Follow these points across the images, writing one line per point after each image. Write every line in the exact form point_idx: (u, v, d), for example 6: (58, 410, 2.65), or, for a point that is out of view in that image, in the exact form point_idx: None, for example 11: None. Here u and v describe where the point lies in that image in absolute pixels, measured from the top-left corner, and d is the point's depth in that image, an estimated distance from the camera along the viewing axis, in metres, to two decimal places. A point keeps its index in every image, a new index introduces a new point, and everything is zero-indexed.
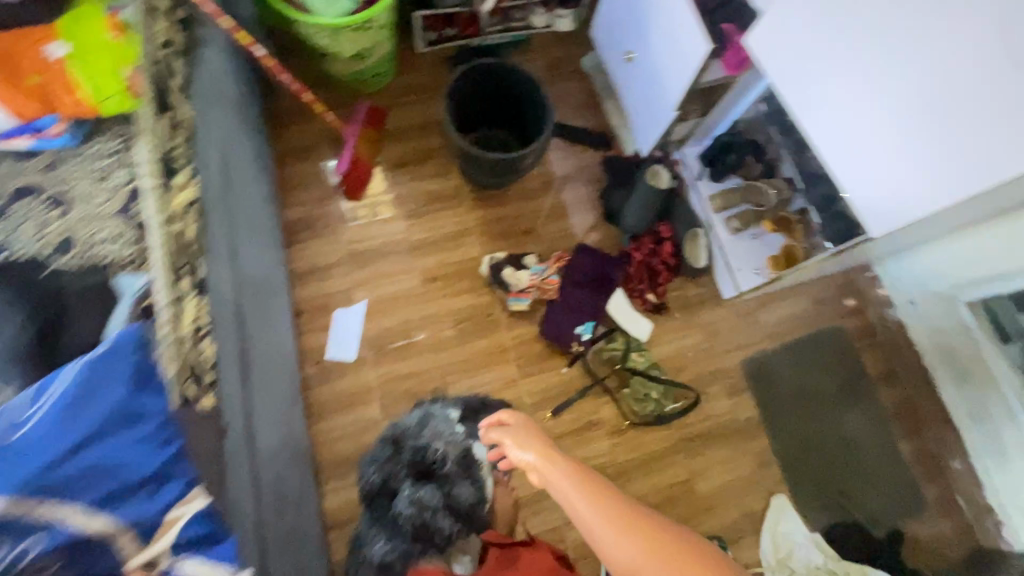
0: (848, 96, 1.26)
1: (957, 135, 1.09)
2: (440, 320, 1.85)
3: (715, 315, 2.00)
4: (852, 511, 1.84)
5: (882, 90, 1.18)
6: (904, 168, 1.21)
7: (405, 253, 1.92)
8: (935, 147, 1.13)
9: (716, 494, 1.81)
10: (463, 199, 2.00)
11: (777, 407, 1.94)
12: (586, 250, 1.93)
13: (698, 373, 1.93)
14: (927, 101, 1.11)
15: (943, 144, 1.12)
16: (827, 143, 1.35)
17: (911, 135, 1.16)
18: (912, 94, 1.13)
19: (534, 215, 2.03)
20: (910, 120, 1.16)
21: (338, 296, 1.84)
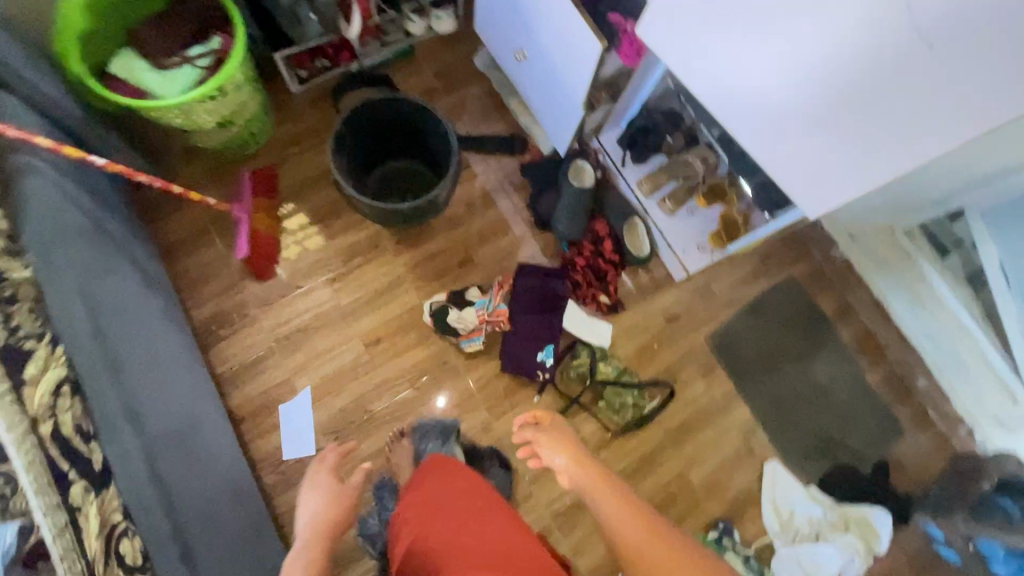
0: (752, 89, 1.17)
1: (878, 114, 1.01)
2: (394, 385, 1.73)
3: (671, 297, 1.94)
4: (837, 454, 1.89)
5: (784, 81, 1.10)
6: (831, 149, 1.11)
7: (338, 321, 1.76)
8: (861, 125, 1.04)
9: (713, 478, 1.81)
10: (385, 245, 1.84)
11: (749, 372, 1.93)
12: (527, 270, 1.82)
13: (669, 362, 1.89)
14: (831, 90, 1.04)
15: (861, 128, 1.04)
16: (741, 137, 1.27)
17: (823, 126, 1.09)
18: (822, 76, 1.03)
19: (465, 243, 1.89)
20: (829, 100, 1.06)
21: (277, 389, 1.68)
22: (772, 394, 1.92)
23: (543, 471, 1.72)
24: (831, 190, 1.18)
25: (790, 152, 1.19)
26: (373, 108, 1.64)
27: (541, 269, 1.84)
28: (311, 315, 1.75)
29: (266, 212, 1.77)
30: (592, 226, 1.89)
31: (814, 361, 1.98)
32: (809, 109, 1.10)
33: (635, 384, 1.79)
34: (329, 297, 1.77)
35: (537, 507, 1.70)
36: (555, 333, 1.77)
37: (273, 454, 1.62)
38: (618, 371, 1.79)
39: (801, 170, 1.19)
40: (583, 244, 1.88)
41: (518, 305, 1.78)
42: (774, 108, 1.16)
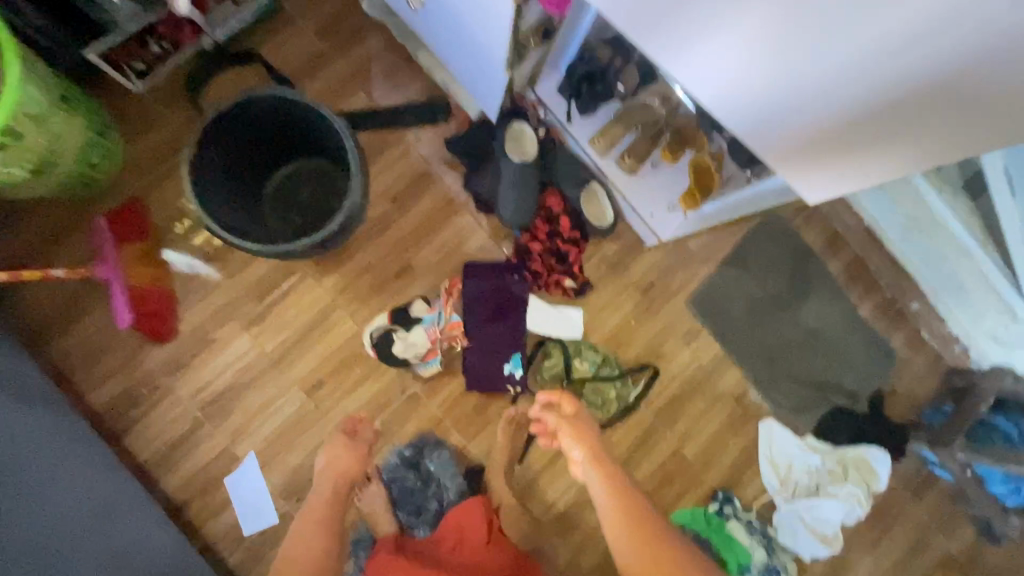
0: (740, 70, 0.88)
1: (923, 102, 0.77)
2: (349, 428, 1.52)
3: (645, 265, 1.72)
4: (833, 397, 1.80)
5: (790, 63, 0.82)
6: (850, 140, 0.88)
7: (268, 370, 1.50)
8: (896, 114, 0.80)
9: (708, 450, 1.72)
10: (306, 269, 1.54)
11: (737, 328, 1.77)
12: (475, 273, 1.57)
13: (649, 338, 1.71)
14: (858, 76, 0.78)
15: (894, 117, 0.81)
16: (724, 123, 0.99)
17: (837, 113, 0.85)
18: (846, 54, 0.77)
19: (399, 247, 1.59)
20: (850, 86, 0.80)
21: (217, 463, 1.46)
22: (762, 349, 1.78)
23: (531, 482, 1.61)
24: (847, 178, 0.96)
25: (795, 139, 0.94)
26: (229, 118, 1.28)
27: (492, 267, 1.59)
28: (236, 370, 1.49)
29: (145, 260, 1.44)
30: (542, 200, 1.59)
31: (802, 305, 1.82)
32: (810, 90, 0.84)
33: (615, 372, 1.63)
34: (251, 344, 1.50)
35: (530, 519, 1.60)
36: (519, 338, 1.56)
37: (231, 531, 1.45)
38: (595, 363, 1.62)
39: (804, 159, 0.96)
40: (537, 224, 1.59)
41: (472, 317, 1.55)
42: (774, 94, 0.88)
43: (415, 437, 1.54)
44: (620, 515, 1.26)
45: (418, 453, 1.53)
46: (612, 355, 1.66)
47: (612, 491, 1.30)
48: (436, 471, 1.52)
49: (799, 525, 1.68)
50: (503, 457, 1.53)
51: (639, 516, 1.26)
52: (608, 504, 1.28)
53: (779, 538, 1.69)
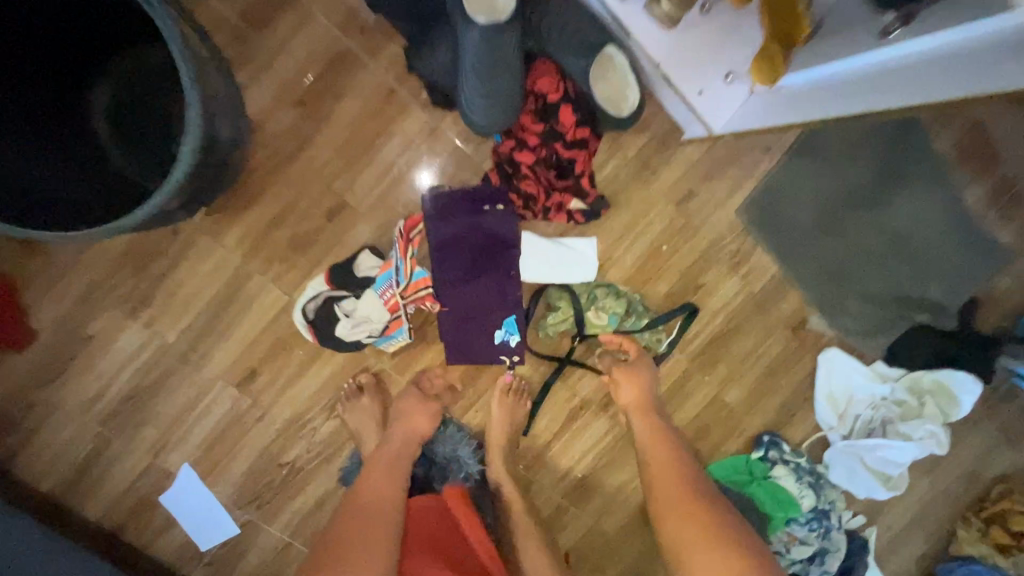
0: None
1: None
2: (304, 421, 1.19)
3: (678, 167, 1.23)
4: (914, 314, 1.40)
5: None
6: None
7: (178, 363, 1.12)
8: None
9: (755, 391, 1.40)
10: (199, 222, 1.09)
11: (802, 242, 1.32)
12: (438, 210, 1.10)
13: (685, 265, 1.27)
14: None
15: None
16: None
17: None
18: None
19: (327, 175, 1.11)
20: None
21: (143, 480, 1.16)
22: (829, 265, 1.35)
23: (540, 453, 1.32)
24: None
25: None
26: None
27: (463, 199, 1.11)
28: (137, 370, 1.11)
29: None
30: (529, 85, 1.08)
31: (889, 200, 1.33)
32: None
33: (640, 321, 1.23)
34: (148, 334, 1.10)
35: (540, 490, 1.34)
36: (512, 292, 1.13)
37: (183, 549, 1.20)
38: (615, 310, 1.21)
39: None
40: (524, 124, 1.08)
41: (441, 274, 1.11)
42: None
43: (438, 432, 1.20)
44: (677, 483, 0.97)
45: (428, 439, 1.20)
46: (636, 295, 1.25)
47: (665, 462, 1.02)
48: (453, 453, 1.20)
49: (857, 466, 1.41)
50: (503, 437, 1.22)
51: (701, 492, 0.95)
52: (664, 472, 1.00)
53: (830, 477, 1.44)
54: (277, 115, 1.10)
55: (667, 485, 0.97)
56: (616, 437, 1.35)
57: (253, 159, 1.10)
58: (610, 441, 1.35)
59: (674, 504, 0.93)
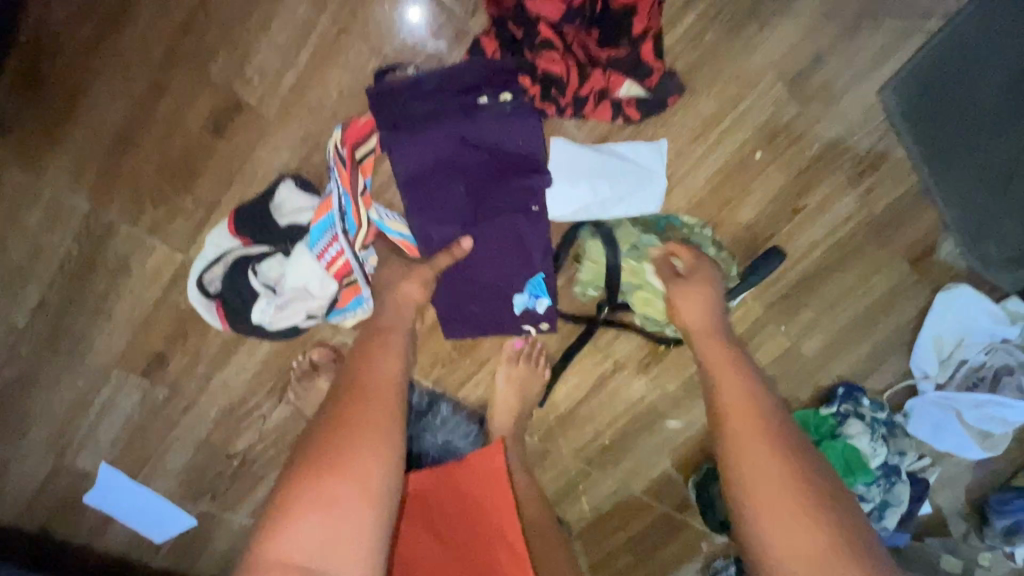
0: None
1: None
2: (247, 406, 0.88)
3: (792, 11, 0.75)
4: None
5: None
6: None
7: (45, 347, 0.78)
8: None
9: (852, 339, 1.00)
10: (1, 143, 0.66)
11: (963, 136, 0.81)
12: (404, 109, 0.62)
13: (786, 174, 0.84)
14: None
15: None
16: None
17: None
18: None
19: (200, 48, 0.64)
20: None
21: (55, 482, 0.90)
22: (1002, 168, 0.81)
23: (563, 419, 1.04)
24: None
25: None
26: None
27: (443, 92, 0.62)
28: None
29: None
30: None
31: None
32: None
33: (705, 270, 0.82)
34: None
35: (563, 461, 1.07)
36: (541, 241, 0.69)
37: (133, 545, 0.98)
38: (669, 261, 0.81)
39: None
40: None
41: (421, 225, 0.66)
42: None
43: None
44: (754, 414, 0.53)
45: (415, 430, 0.92)
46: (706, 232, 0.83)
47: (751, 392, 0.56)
48: (450, 444, 0.91)
49: (953, 421, 1.01)
50: (513, 417, 0.91)
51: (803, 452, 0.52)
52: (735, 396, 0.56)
53: (909, 428, 1.04)
54: None
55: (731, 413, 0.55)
56: (663, 399, 1.03)
57: (56, 25, 0.62)
58: (653, 406, 1.03)
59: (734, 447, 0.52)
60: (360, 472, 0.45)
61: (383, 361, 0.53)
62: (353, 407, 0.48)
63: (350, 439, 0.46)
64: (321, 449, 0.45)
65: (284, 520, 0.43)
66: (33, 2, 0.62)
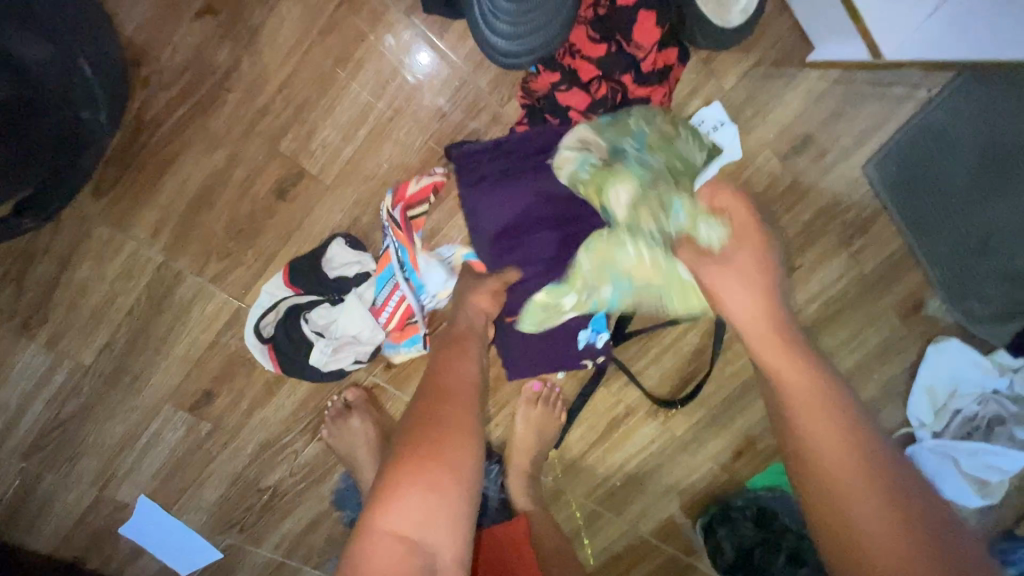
0: None
1: None
2: (282, 442, 0.94)
3: (785, 98, 0.86)
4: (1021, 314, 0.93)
5: None
6: None
7: (104, 383, 0.85)
8: None
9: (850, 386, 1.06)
10: (92, 204, 0.75)
11: (943, 210, 0.91)
12: (490, 171, 0.73)
13: (783, 236, 0.93)
14: None
15: None
16: None
17: None
18: None
19: (273, 126, 0.74)
20: None
21: (93, 513, 0.95)
22: (974, 236, 0.91)
23: (576, 460, 1.09)
24: None
25: None
26: None
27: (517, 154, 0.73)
28: (54, 395, 0.85)
29: None
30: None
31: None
32: None
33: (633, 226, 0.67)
34: (56, 352, 0.82)
35: (575, 501, 1.12)
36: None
37: None
38: (603, 242, 0.69)
39: None
40: (574, 41, 0.70)
41: (500, 265, 0.73)
42: None
43: None
44: (821, 400, 0.50)
45: None
46: (682, 206, 0.66)
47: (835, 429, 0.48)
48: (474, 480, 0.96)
49: (950, 470, 1.04)
50: (530, 456, 0.97)
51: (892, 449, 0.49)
52: (799, 387, 0.51)
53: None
54: (183, 34, 0.71)
55: (808, 415, 0.50)
56: (669, 443, 1.09)
57: (152, 108, 0.73)
58: (661, 449, 1.09)
59: (815, 450, 0.48)
60: (453, 454, 0.53)
61: (457, 366, 0.63)
62: (447, 404, 0.57)
63: (436, 426, 0.55)
64: (423, 436, 0.54)
65: (399, 496, 0.50)
66: (138, 90, 0.72)
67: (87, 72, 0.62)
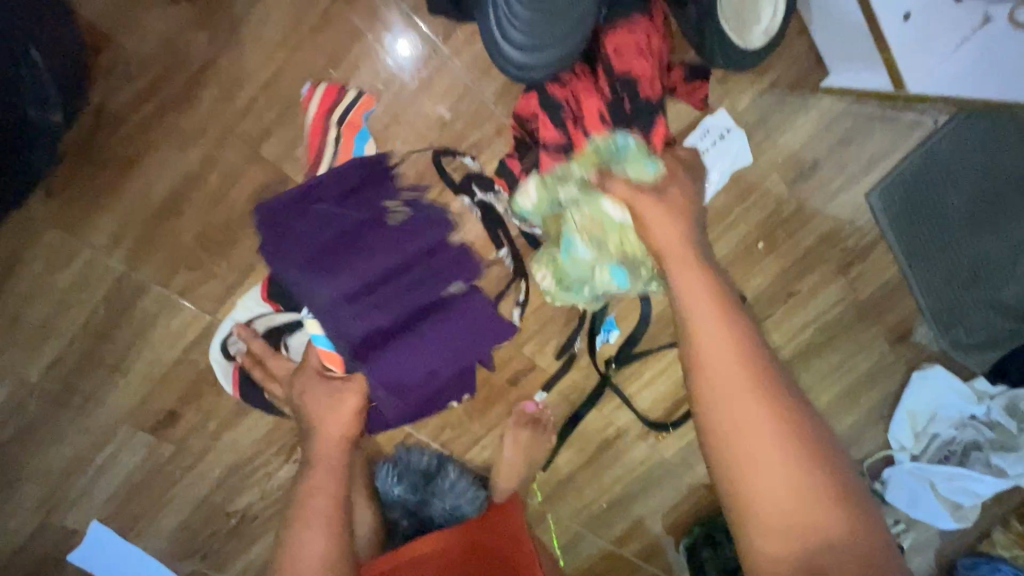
0: None
1: None
2: (253, 465, 0.86)
3: (793, 122, 0.84)
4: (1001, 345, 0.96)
5: None
6: None
7: (55, 398, 0.77)
8: None
9: (841, 412, 1.05)
10: (42, 206, 0.67)
11: (941, 241, 0.92)
12: (327, 241, 0.61)
13: (785, 259, 0.91)
14: None
15: None
16: None
17: None
18: None
19: (255, 128, 0.68)
20: None
21: (37, 540, 0.85)
22: (964, 268, 0.93)
23: (564, 482, 1.05)
24: None
25: None
26: None
27: (337, 210, 0.62)
28: None
29: None
30: (598, 40, 0.68)
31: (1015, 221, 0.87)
32: None
33: (572, 184, 0.66)
34: None
35: (563, 523, 1.08)
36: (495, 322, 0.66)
37: None
38: (555, 199, 0.67)
39: None
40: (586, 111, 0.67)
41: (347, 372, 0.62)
42: None
43: (399, 457, 0.90)
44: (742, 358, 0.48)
45: (423, 494, 0.90)
46: (624, 138, 0.64)
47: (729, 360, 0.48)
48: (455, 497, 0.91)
49: (928, 495, 1.02)
50: (518, 480, 0.93)
51: (807, 407, 0.48)
52: (725, 368, 0.48)
53: (887, 497, 1.05)
54: (154, 20, 0.64)
55: (729, 382, 0.47)
56: (658, 465, 1.06)
57: (116, 101, 0.66)
58: (651, 470, 1.06)
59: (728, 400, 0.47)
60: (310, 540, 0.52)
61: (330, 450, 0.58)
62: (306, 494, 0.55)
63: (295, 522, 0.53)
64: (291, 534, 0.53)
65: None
66: (100, 79, 0.65)
67: (37, 58, 0.55)
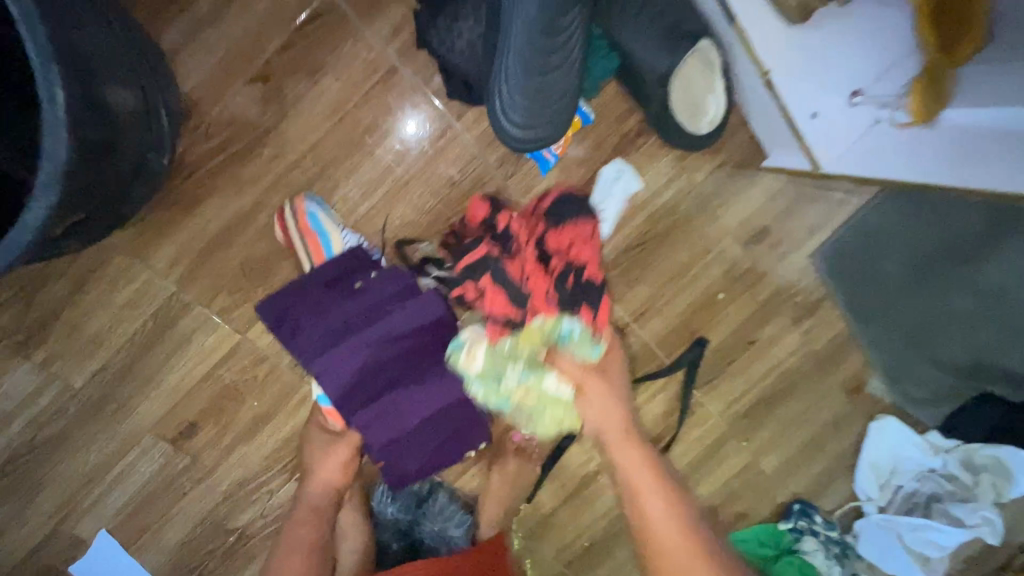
0: None
1: None
2: (257, 484, 0.92)
3: (743, 194, 1.00)
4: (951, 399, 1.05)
5: None
6: None
7: (90, 406, 0.86)
8: None
9: (806, 460, 1.13)
10: (117, 236, 0.81)
11: (881, 303, 1.05)
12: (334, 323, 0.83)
13: (743, 309, 1.04)
14: None
15: None
16: None
17: None
18: None
19: (299, 179, 0.84)
20: None
21: (45, 547, 0.90)
22: (906, 326, 1.05)
23: (546, 518, 1.11)
24: None
25: None
26: None
27: (329, 292, 0.83)
28: (36, 416, 0.85)
29: None
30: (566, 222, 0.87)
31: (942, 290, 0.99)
32: None
33: (519, 362, 0.78)
34: (50, 372, 0.84)
35: (544, 561, 1.12)
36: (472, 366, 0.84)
37: None
38: (501, 367, 0.78)
39: None
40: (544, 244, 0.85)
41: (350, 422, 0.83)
42: None
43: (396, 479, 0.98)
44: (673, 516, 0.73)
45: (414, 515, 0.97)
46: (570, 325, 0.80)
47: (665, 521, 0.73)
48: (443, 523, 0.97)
49: (894, 544, 1.07)
50: (502, 506, 0.99)
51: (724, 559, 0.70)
52: (665, 530, 0.72)
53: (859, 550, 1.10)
54: (229, 95, 0.81)
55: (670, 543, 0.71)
56: None
57: (193, 152, 0.82)
58: None
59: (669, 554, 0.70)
60: None
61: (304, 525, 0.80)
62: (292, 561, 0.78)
63: None
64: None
65: None
66: (183, 136, 0.81)
67: (163, 121, 0.75)
